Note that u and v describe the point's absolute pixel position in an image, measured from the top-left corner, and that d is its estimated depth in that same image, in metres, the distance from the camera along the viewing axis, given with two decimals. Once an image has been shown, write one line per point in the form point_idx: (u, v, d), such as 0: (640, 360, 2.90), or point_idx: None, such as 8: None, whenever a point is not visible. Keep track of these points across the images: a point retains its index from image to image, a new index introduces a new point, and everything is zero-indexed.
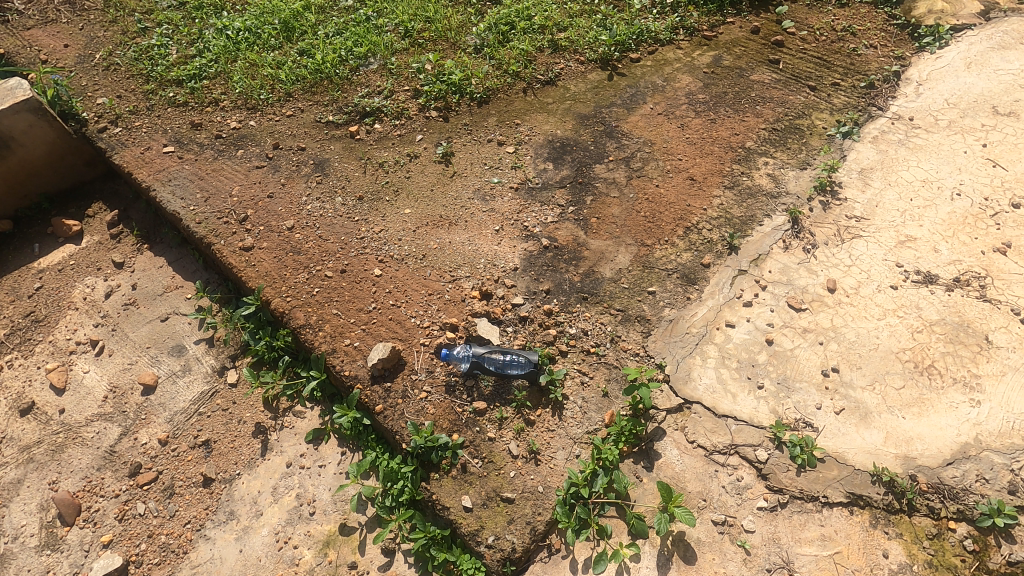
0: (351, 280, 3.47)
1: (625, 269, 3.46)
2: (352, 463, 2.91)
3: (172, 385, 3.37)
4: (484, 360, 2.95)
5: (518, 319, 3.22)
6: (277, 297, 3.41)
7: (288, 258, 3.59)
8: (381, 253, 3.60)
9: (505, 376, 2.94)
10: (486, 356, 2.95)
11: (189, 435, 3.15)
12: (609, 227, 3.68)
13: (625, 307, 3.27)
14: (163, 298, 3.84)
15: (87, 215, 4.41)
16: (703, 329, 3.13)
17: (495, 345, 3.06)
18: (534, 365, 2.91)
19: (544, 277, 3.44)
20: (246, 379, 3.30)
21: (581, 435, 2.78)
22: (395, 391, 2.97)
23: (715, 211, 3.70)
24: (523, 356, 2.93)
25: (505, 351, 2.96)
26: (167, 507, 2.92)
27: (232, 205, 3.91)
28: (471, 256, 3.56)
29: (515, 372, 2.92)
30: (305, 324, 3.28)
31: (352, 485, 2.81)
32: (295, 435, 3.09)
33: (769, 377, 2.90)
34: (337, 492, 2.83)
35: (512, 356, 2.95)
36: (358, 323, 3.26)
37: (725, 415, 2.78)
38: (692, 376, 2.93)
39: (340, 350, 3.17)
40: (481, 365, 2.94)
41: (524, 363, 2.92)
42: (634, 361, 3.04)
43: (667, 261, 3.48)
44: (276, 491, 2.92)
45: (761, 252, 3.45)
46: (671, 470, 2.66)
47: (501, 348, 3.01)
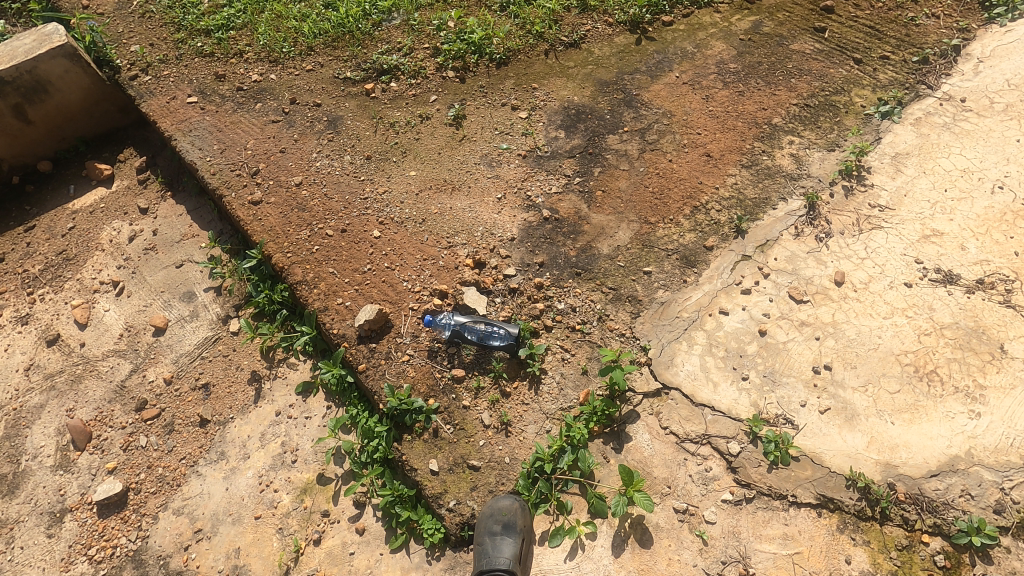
0: (350, 241, 3.52)
1: (624, 246, 3.37)
2: (335, 417, 3.04)
3: (181, 329, 3.57)
4: (466, 330, 2.98)
5: (508, 290, 3.21)
6: (278, 252, 3.50)
7: (293, 214, 3.67)
8: (382, 215, 3.63)
9: (486, 349, 2.97)
10: (469, 326, 2.99)
11: (191, 377, 3.35)
12: (614, 201, 3.57)
13: (618, 285, 3.20)
14: (180, 245, 4.02)
15: (119, 159, 4.62)
16: (694, 315, 3.04)
17: (480, 315, 3.07)
18: (515, 339, 2.94)
19: (539, 249, 3.39)
20: (246, 329, 3.45)
21: (554, 411, 2.80)
22: (379, 351, 3.05)
23: (728, 191, 3.53)
24: (505, 328, 2.96)
25: (488, 324, 2.99)
26: (166, 442, 3.13)
27: (245, 158, 4.00)
28: (469, 223, 3.54)
29: (496, 344, 2.96)
30: (302, 281, 3.37)
31: (332, 439, 2.94)
32: (287, 386, 3.25)
33: (755, 370, 2.81)
34: (318, 444, 2.96)
35: (494, 328, 2.98)
36: (352, 283, 3.33)
37: (703, 404, 2.72)
38: (674, 361, 2.87)
39: (331, 308, 3.25)
40: (463, 336, 2.97)
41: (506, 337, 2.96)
42: (618, 342, 3.00)
43: (669, 241, 3.36)
44: (264, 437, 3.09)
45: (769, 238, 3.28)
46: (639, 454, 2.64)
47: (486, 319, 3.04)
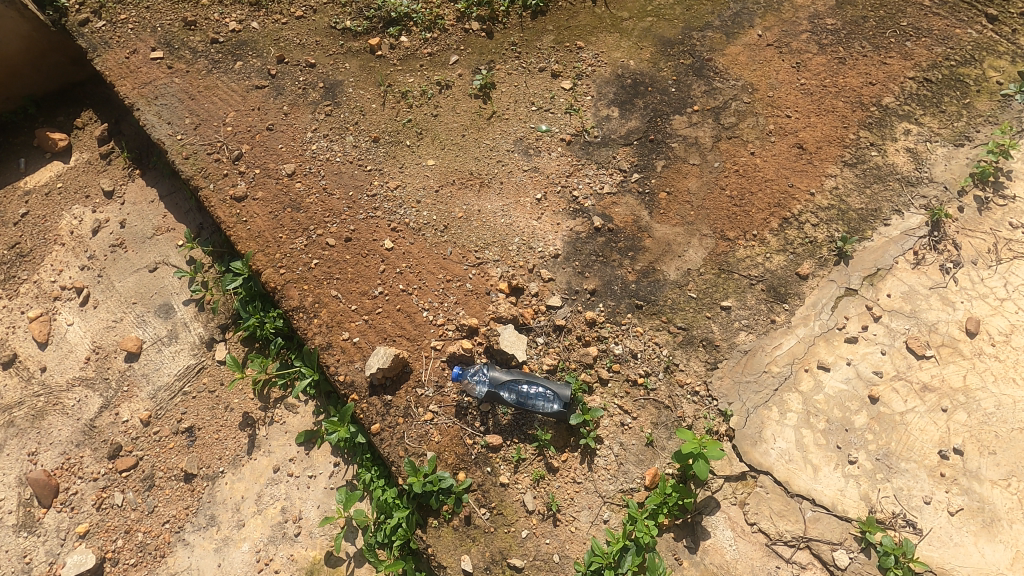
0: (357, 254, 2.87)
1: (696, 270, 2.72)
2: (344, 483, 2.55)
3: (158, 354, 3.00)
4: (503, 388, 2.39)
5: (553, 327, 2.61)
6: (269, 267, 2.86)
7: (285, 216, 2.99)
8: (395, 218, 2.96)
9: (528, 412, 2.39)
10: (506, 384, 2.39)
11: (172, 417, 2.83)
12: (682, 207, 2.88)
13: (688, 324, 2.59)
14: (153, 242, 3.36)
15: (76, 125, 3.83)
16: (787, 369, 2.44)
17: (519, 365, 2.47)
18: (564, 404, 2.36)
19: (590, 271, 2.74)
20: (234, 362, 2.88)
21: (612, 494, 2.29)
22: (396, 407, 2.50)
23: (826, 198, 2.81)
24: (554, 389, 2.36)
25: (531, 383, 2.39)
26: (145, 500, 2.66)
27: (224, 136, 3.24)
28: (503, 233, 2.87)
29: (539, 407, 2.38)
30: (299, 307, 2.76)
31: (342, 514, 2.45)
32: (286, 434, 2.73)
33: (866, 450, 2.25)
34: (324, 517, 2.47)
35: (539, 387, 2.39)
36: (360, 312, 2.72)
37: (800, 496, 2.19)
38: (763, 435, 2.31)
39: (336, 345, 2.66)
40: (499, 396, 2.39)
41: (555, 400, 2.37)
42: (691, 402, 2.43)
43: (751, 265, 2.70)
44: (260, 499, 2.61)
45: (881, 266, 2.61)
46: (720, 558, 2.16)
47: (527, 373, 2.42)
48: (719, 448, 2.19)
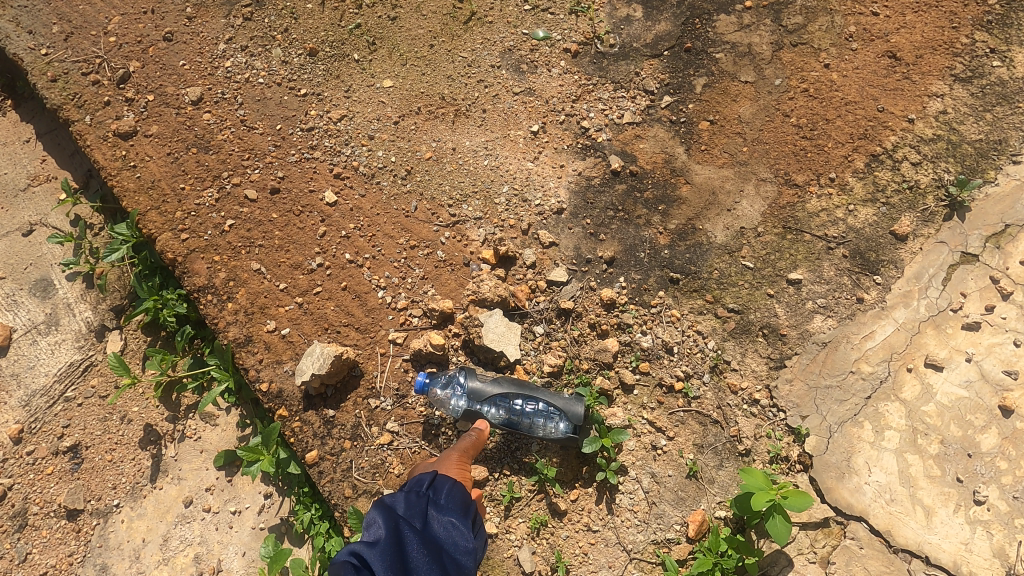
0: (287, 211, 2.10)
1: (751, 230, 1.98)
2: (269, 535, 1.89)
3: (32, 348, 2.24)
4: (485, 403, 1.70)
5: (557, 312, 1.92)
6: (166, 231, 2.08)
7: (189, 159, 2.18)
8: (339, 161, 2.17)
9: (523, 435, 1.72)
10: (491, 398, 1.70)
11: (51, 433, 2.12)
12: (731, 142, 2.11)
13: (743, 306, 1.88)
14: (26, 196, 2.44)
15: None
16: (883, 369, 1.76)
17: (512, 374, 1.83)
18: (574, 429, 1.69)
19: (606, 232, 2.02)
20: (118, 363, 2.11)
21: (641, 548, 1.66)
22: (342, 426, 1.84)
23: (931, 126, 2.04)
24: (559, 405, 1.68)
25: (526, 395, 1.71)
26: (17, 545, 2.01)
27: (104, 49, 2.31)
28: (487, 181, 2.12)
29: (539, 432, 1.71)
30: (207, 286, 2.01)
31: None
32: (200, 454, 2.05)
33: (999, 486, 1.59)
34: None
35: (539, 402, 1.71)
36: (292, 293, 1.99)
37: (909, 554, 1.56)
38: (852, 465, 1.65)
39: (258, 339, 1.94)
40: (480, 414, 1.71)
41: (561, 419, 1.70)
42: (747, 416, 1.76)
43: (828, 221, 1.96)
44: (165, 544, 1.96)
45: (1009, 222, 1.89)
46: None
47: (521, 385, 1.73)
48: (812, 499, 1.45)
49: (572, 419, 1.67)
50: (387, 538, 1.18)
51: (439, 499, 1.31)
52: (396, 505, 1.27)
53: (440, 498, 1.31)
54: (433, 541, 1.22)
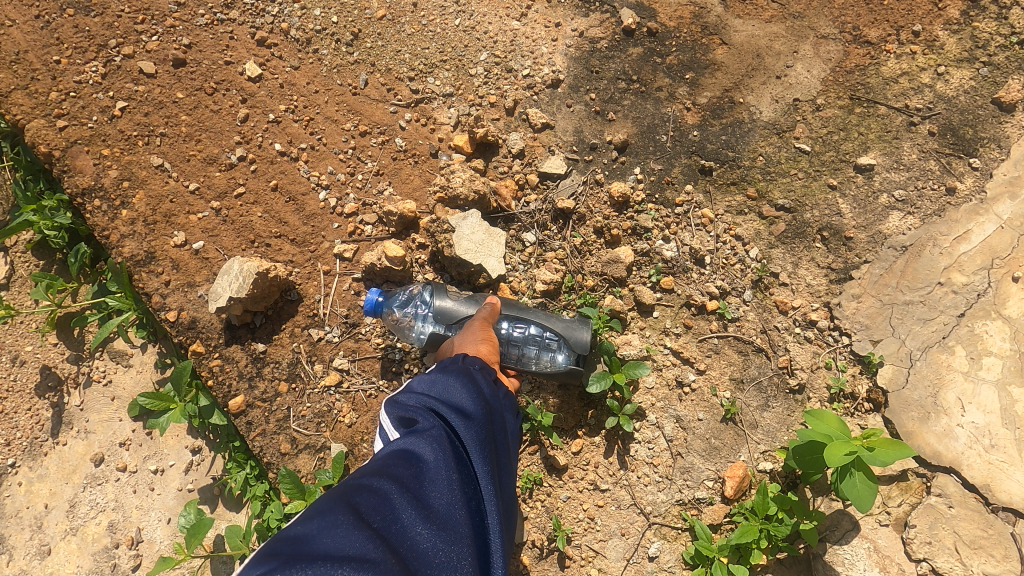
0: (197, 89, 1.60)
1: (808, 103, 1.51)
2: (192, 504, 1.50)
3: None
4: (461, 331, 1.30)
5: (553, 215, 1.48)
6: (38, 118, 1.58)
7: (63, 22, 1.63)
8: (263, 22, 1.64)
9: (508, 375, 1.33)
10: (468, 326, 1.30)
11: None
12: None
13: (796, 202, 1.44)
14: None
15: None
16: (982, 279, 1.34)
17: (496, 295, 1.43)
18: (577, 362, 1.30)
19: (616, 109, 1.53)
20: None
21: (663, 510, 1.29)
22: (278, 364, 1.44)
23: None
24: (558, 332, 1.29)
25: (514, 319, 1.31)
26: None
27: None
28: (459, 45, 1.61)
29: (529, 367, 1.32)
30: (94, 190, 1.54)
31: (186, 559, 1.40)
32: (110, 402, 1.65)
33: None
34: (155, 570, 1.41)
35: (530, 326, 1.32)
36: (205, 196, 1.53)
37: (1015, 515, 1.19)
38: (939, 403, 1.27)
39: (164, 257, 1.49)
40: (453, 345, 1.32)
41: (559, 349, 1.32)
42: (800, 342, 1.36)
43: (911, 89, 1.48)
44: (74, 511, 1.59)
45: None
46: None
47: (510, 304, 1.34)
48: (910, 453, 1.07)
49: (574, 350, 1.29)
50: (475, 412, 0.98)
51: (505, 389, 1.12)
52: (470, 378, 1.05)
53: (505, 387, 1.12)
54: (504, 435, 1.03)
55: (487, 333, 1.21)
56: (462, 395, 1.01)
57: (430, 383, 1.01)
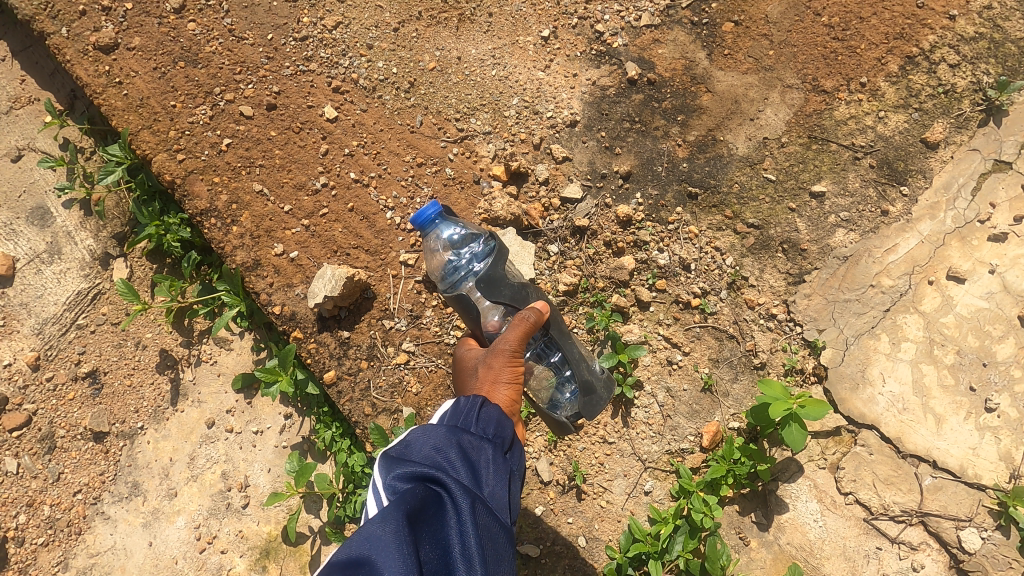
0: (287, 128, 2.00)
1: (775, 140, 1.89)
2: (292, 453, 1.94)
3: (38, 277, 2.20)
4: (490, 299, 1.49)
5: (571, 230, 1.88)
6: (161, 151, 1.99)
7: (177, 74, 2.04)
8: (337, 73, 2.04)
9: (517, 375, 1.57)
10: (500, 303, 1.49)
11: (68, 360, 2.14)
12: (756, 45, 1.96)
13: (763, 221, 1.82)
14: (9, 118, 2.31)
15: None
16: (904, 282, 1.73)
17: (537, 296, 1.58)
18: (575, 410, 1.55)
19: (622, 145, 1.92)
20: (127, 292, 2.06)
21: (656, 457, 1.70)
22: (358, 346, 1.86)
23: (973, 24, 1.89)
24: (581, 385, 1.53)
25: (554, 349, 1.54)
26: (48, 466, 2.07)
27: None
28: (495, 92, 2.00)
29: (538, 379, 1.57)
30: (209, 210, 1.95)
31: (294, 494, 1.86)
32: (218, 377, 2.07)
33: (1011, 394, 1.62)
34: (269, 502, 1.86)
35: (562, 360, 1.55)
36: (297, 215, 1.94)
37: (918, 459, 1.60)
38: (867, 376, 1.67)
39: (266, 263, 1.91)
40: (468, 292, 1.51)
41: (570, 390, 1.56)
42: (765, 331, 1.76)
43: (857, 129, 1.86)
44: (194, 462, 2.02)
45: None
46: (802, 538, 1.61)
47: (563, 335, 1.54)
48: (830, 407, 1.48)
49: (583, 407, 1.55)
50: (469, 494, 1.07)
51: (511, 456, 1.22)
52: (468, 451, 1.16)
53: (511, 455, 1.22)
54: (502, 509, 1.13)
55: (513, 372, 1.38)
56: (464, 467, 1.12)
57: (441, 450, 1.14)
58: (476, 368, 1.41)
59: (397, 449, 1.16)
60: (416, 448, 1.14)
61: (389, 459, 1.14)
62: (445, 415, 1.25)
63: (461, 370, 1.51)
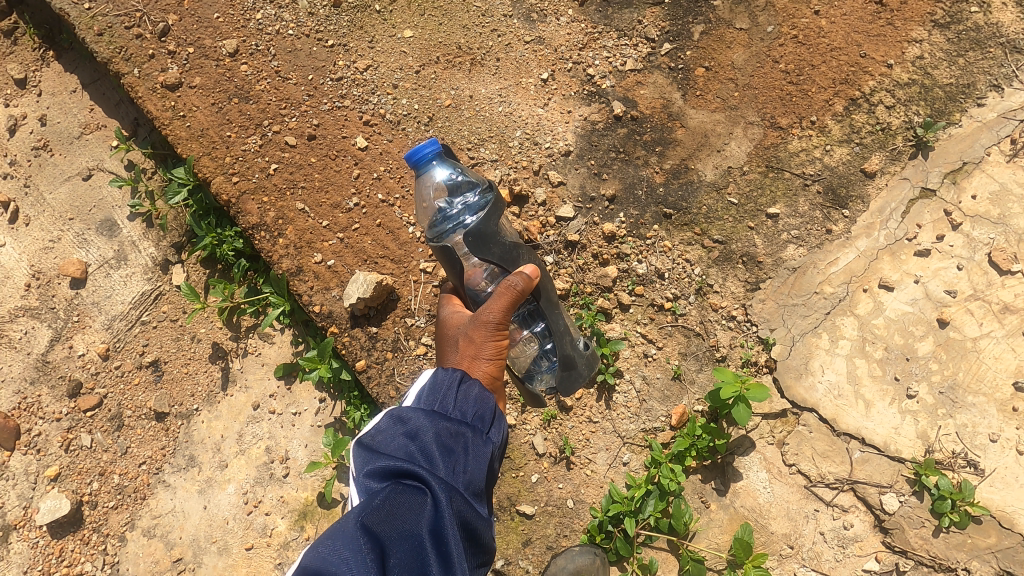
0: (325, 155, 2.36)
1: (737, 169, 2.23)
2: (328, 428, 2.29)
3: (108, 280, 2.56)
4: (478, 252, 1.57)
5: (564, 244, 2.22)
6: (219, 175, 2.35)
7: (232, 108, 2.41)
8: (367, 109, 2.40)
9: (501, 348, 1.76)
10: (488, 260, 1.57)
11: (134, 351, 2.49)
12: (723, 87, 2.30)
13: (726, 237, 2.16)
14: (82, 143, 2.67)
15: None
16: (842, 289, 2.06)
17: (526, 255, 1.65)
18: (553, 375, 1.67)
19: (608, 172, 2.27)
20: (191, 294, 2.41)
21: (633, 434, 2.04)
22: (384, 340, 2.21)
23: (907, 71, 2.23)
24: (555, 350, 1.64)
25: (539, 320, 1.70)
26: (117, 441, 2.43)
27: (145, 4, 2.46)
28: (501, 125, 2.35)
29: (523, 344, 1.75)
30: (259, 224, 2.31)
31: (331, 462, 2.22)
32: (262, 366, 2.42)
33: (928, 383, 1.95)
34: (310, 470, 2.22)
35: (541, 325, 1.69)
36: (333, 229, 2.30)
37: (849, 436, 1.93)
38: (809, 368, 2.00)
39: (307, 270, 2.28)
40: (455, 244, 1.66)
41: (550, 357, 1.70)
42: (726, 329, 2.09)
43: (807, 160, 2.20)
44: (242, 438, 2.37)
45: (966, 161, 2.13)
46: (753, 501, 1.94)
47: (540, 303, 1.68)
48: (770, 391, 1.84)
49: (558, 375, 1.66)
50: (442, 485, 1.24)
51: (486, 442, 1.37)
52: (441, 439, 1.31)
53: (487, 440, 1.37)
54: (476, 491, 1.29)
55: (492, 349, 1.55)
56: (439, 459, 1.28)
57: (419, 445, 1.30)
58: (459, 339, 1.58)
59: (373, 440, 1.34)
60: (398, 441, 1.31)
61: (370, 451, 1.31)
62: (428, 402, 1.40)
63: (444, 335, 1.67)
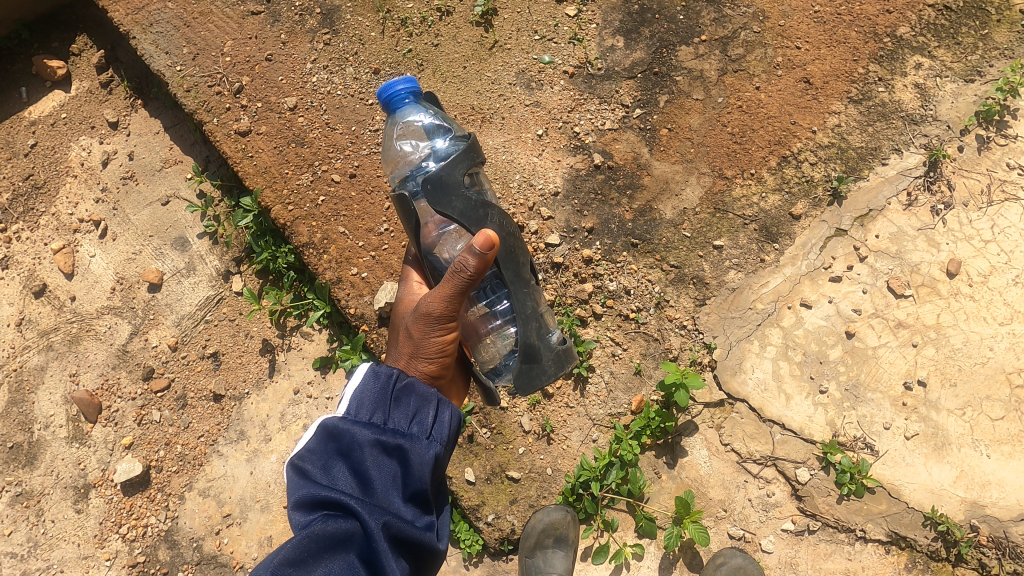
0: (362, 190, 2.95)
1: (691, 210, 2.77)
2: None
3: (179, 286, 3.13)
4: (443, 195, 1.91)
5: (551, 264, 2.77)
6: (278, 204, 2.95)
7: (290, 151, 3.02)
8: None
9: (477, 336, 2.15)
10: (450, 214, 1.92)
11: (198, 343, 3.04)
12: (682, 143, 2.84)
13: (681, 263, 2.70)
14: (163, 174, 3.28)
15: (97, 62, 3.38)
16: (771, 306, 2.60)
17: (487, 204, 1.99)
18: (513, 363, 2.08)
19: (588, 209, 2.83)
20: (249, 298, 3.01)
21: (602, 417, 2.54)
22: None
23: (828, 136, 2.77)
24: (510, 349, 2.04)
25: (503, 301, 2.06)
26: (180, 417, 2.96)
27: (225, 68, 3.11)
28: (504, 170, 2.94)
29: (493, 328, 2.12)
30: (308, 244, 2.90)
31: None
32: (302, 359, 2.95)
33: (836, 381, 2.48)
34: None
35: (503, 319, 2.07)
36: (367, 249, 2.87)
37: (772, 421, 2.47)
38: (743, 366, 2.55)
39: (345, 280, 2.85)
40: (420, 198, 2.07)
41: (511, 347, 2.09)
42: (678, 336, 2.62)
43: (747, 204, 2.74)
44: (284, 417, 2.90)
45: (873, 208, 2.67)
46: (695, 473, 2.46)
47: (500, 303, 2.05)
48: (701, 381, 2.37)
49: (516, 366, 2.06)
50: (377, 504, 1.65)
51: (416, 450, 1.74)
52: (371, 457, 1.69)
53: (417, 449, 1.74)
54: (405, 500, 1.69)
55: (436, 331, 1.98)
56: (375, 476, 1.68)
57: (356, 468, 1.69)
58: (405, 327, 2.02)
59: (316, 459, 1.69)
60: (341, 462, 1.69)
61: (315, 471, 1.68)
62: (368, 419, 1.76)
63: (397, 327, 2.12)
